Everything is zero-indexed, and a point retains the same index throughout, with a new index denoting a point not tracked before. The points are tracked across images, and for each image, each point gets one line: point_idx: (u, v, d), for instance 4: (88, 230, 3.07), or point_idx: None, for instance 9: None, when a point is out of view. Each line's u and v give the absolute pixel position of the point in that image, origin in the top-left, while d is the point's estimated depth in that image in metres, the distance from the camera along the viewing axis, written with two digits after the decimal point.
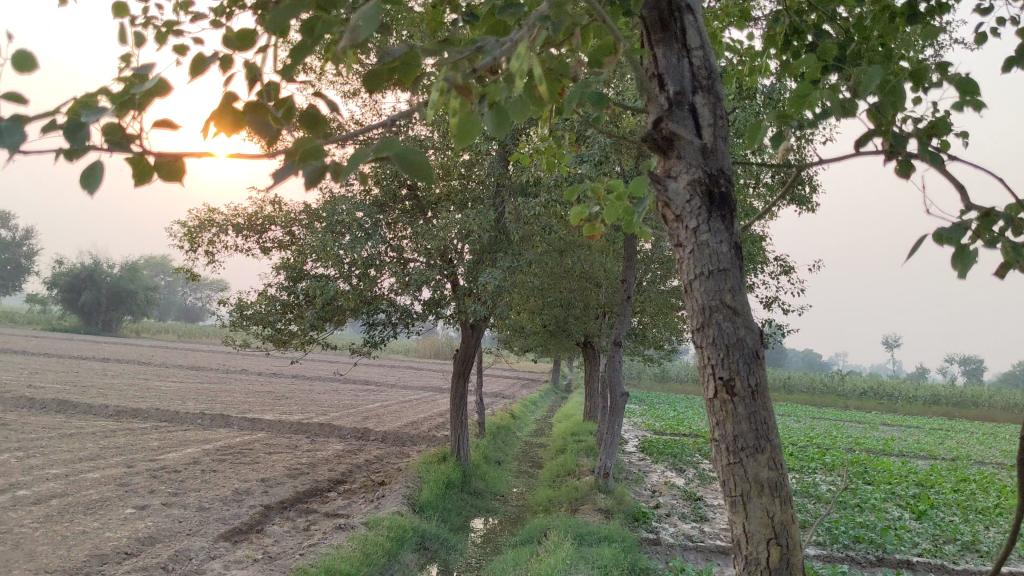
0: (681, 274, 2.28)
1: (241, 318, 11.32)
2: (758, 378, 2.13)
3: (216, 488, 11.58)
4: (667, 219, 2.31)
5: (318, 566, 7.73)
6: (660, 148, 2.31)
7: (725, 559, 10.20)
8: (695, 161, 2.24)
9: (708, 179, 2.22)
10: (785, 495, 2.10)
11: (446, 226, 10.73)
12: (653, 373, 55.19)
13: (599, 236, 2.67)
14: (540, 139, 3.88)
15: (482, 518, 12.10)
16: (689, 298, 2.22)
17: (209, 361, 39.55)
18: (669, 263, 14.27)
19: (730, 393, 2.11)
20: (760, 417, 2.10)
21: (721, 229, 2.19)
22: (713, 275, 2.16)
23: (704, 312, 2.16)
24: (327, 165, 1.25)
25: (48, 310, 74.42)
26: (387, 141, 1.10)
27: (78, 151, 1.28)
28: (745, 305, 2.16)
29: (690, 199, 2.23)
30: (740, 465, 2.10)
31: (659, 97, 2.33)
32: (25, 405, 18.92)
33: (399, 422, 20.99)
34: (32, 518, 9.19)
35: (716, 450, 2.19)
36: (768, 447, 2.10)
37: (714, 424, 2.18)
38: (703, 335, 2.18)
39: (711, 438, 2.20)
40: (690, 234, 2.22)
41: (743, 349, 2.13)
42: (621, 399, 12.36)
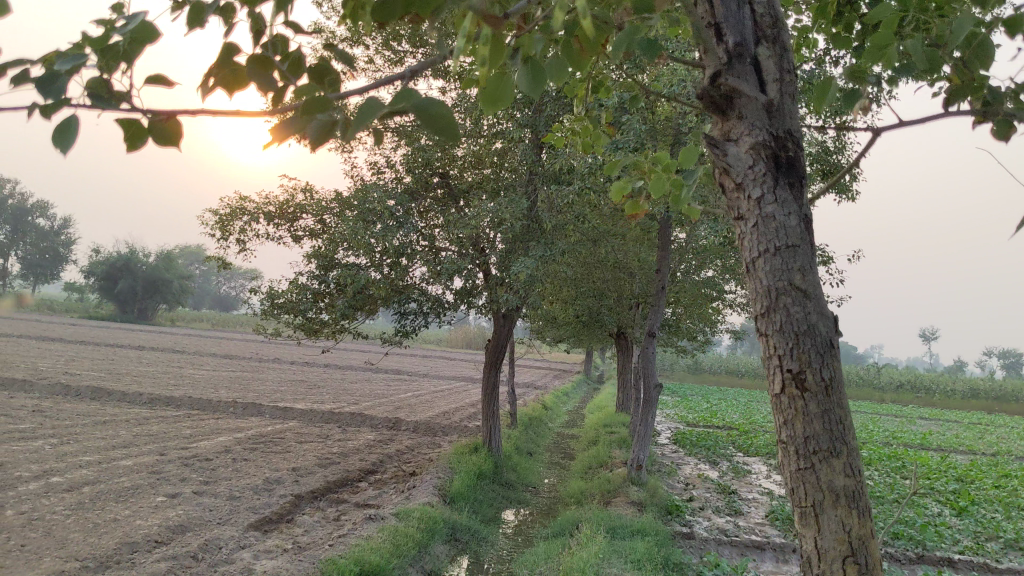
0: (744, 251, 2.13)
1: (273, 307, 11.27)
2: (831, 371, 1.96)
3: (247, 477, 11.58)
4: (728, 187, 2.15)
5: (347, 557, 7.66)
6: (719, 107, 2.15)
7: (761, 555, 10.02)
8: (759, 121, 2.08)
9: (774, 142, 2.06)
10: (863, 506, 1.92)
11: (478, 214, 10.62)
12: (686, 365, 54.83)
13: (641, 214, 2.54)
14: (575, 121, 3.76)
15: (514, 510, 12.00)
16: (756, 277, 2.07)
17: (243, 350, 39.81)
18: (704, 254, 14.08)
19: (800, 388, 1.94)
20: (834, 415, 1.93)
21: (790, 200, 2.03)
22: (780, 252, 2.01)
23: (771, 294, 2.01)
24: (337, 123, 1.13)
25: (85, 299, 75.33)
26: (401, 91, 0.96)
27: (57, 107, 1.18)
28: (816, 287, 2.00)
29: (754, 165, 2.07)
30: (812, 471, 1.93)
31: (717, 50, 2.16)
32: (61, 392, 19.08)
33: (431, 412, 20.96)
34: (65, 505, 9.21)
35: (784, 453, 2.02)
36: (842, 450, 1.92)
37: (782, 424, 2.02)
38: (769, 321, 2.02)
39: (778, 441, 2.03)
40: (754, 204, 2.07)
41: (814, 337, 1.96)
42: (655, 391, 12.19)
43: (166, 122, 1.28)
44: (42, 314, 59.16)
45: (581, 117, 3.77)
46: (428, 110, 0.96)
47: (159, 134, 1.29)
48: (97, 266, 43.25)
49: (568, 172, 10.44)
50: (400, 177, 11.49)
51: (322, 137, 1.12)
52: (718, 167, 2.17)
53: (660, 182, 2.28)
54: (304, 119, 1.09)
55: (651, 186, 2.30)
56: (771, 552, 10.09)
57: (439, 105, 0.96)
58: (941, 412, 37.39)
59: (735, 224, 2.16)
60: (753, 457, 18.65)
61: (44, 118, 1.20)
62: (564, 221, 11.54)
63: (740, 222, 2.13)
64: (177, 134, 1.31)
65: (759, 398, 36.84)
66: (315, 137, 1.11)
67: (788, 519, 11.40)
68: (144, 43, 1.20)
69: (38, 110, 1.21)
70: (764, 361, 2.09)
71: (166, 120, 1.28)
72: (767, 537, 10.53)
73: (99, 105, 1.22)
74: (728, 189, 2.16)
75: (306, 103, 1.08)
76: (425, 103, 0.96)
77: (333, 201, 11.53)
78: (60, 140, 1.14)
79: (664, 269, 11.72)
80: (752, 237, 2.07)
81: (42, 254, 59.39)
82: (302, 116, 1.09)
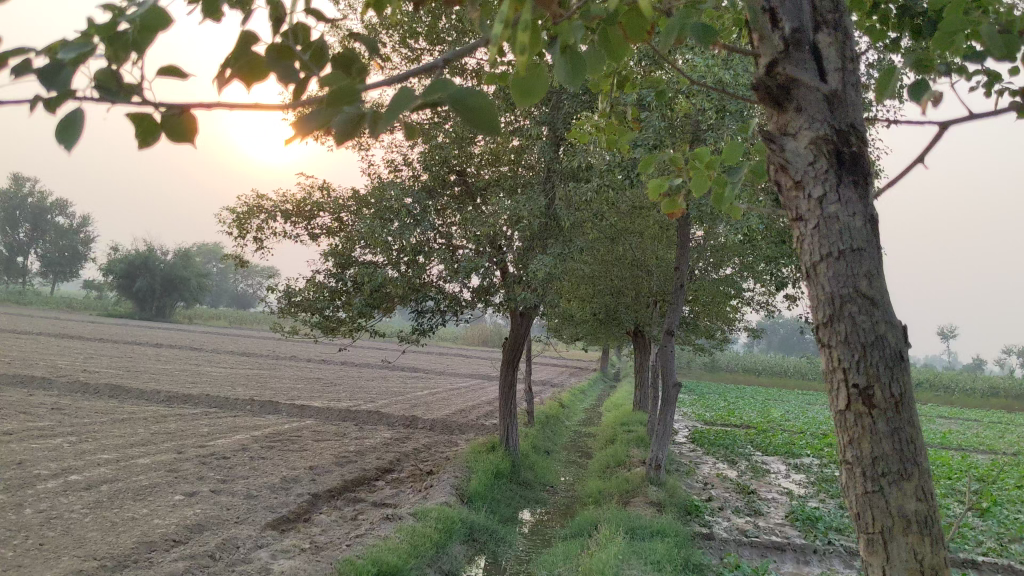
0: (802, 253, 2.00)
1: (290, 305, 11.24)
2: (902, 386, 1.83)
3: (264, 476, 11.56)
4: (786, 186, 2.03)
5: (365, 557, 7.62)
6: (776, 98, 2.04)
7: (781, 556, 9.92)
8: (820, 113, 1.96)
9: (838, 135, 1.93)
10: (935, 532, 1.80)
11: (495, 212, 10.54)
12: (702, 363, 54.61)
13: (678, 212, 2.44)
14: (600, 116, 3.71)
15: (532, 509, 11.94)
16: (817, 283, 1.94)
17: (260, 348, 39.92)
18: (723, 251, 13.97)
19: (868, 406, 1.82)
20: (905, 436, 1.81)
21: (854, 199, 1.90)
22: (844, 256, 1.88)
23: (835, 302, 1.88)
24: (363, 112, 1.05)
25: (103, 296, 75.77)
26: (438, 81, 0.89)
27: (61, 100, 1.11)
28: (883, 294, 1.86)
29: (814, 161, 1.95)
30: (881, 495, 1.82)
31: (774, 37, 2.05)
32: (79, 389, 19.13)
33: (447, 410, 20.92)
34: (82, 504, 9.20)
35: (847, 474, 1.91)
36: (914, 473, 1.81)
37: (846, 443, 1.90)
38: (832, 331, 1.90)
39: (842, 460, 1.92)
40: (815, 204, 1.94)
41: (883, 348, 1.83)
42: (674, 389, 12.09)
43: (180, 115, 1.22)
44: (60, 312, 59.52)
45: (604, 111, 3.70)
46: (465, 100, 0.89)
47: (171, 129, 1.22)
48: (115, 264, 43.45)
49: (587, 170, 10.35)
50: (418, 175, 11.44)
51: (348, 132, 1.05)
52: (775, 164, 2.05)
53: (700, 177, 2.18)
54: (329, 112, 1.03)
55: (692, 182, 2.20)
56: (792, 553, 9.99)
57: (479, 96, 0.89)
58: (960, 411, 37.09)
59: (792, 225, 2.03)
60: (772, 456, 18.51)
61: (47, 111, 1.14)
62: (582, 218, 11.47)
63: (798, 224, 2.00)
64: (192, 130, 1.24)
65: (776, 396, 36.64)
66: (341, 132, 1.04)
67: (808, 520, 11.30)
68: (155, 32, 1.13)
69: (41, 103, 1.14)
70: (825, 374, 1.96)
71: (181, 113, 1.22)
72: (788, 538, 10.43)
73: (108, 99, 1.16)
74: (785, 187, 2.04)
75: (331, 96, 1.01)
76: (462, 92, 0.89)
77: (350, 199, 11.49)
78: (64, 135, 1.07)
79: (683, 267, 11.62)
80: (813, 240, 1.94)
81: (61, 252, 59.74)
82: (328, 108, 1.02)
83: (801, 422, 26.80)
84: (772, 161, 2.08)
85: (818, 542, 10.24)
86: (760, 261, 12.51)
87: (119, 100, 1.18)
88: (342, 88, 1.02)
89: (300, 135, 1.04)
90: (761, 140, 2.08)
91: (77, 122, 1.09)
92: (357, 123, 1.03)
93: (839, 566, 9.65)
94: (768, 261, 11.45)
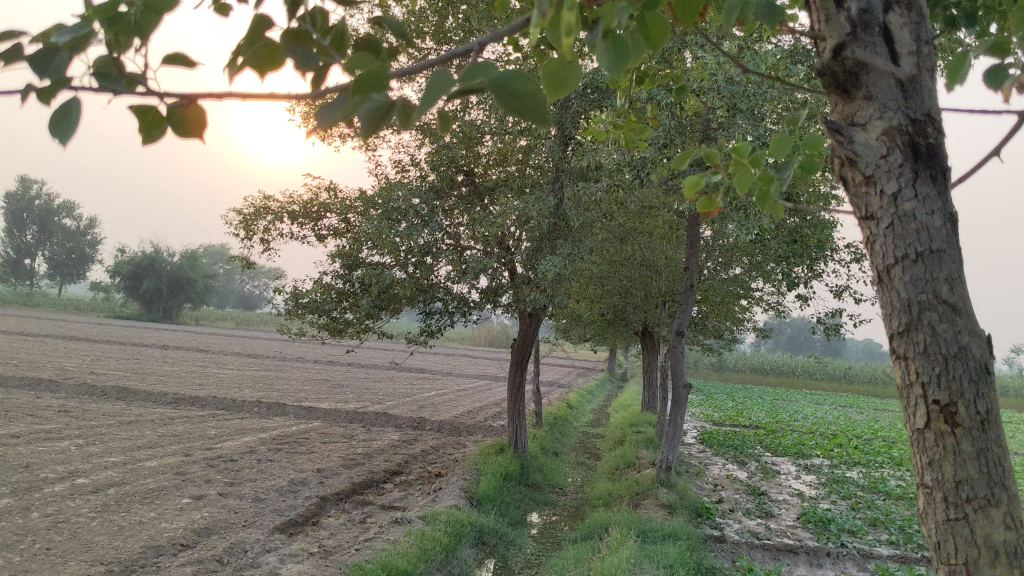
0: (874, 256, 1.79)
1: (297, 306, 11.17)
2: (988, 403, 1.62)
3: (272, 478, 11.51)
4: (856, 181, 1.81)
5: (374, 561, 7.54)
6: (842, 84, 1.83)
7: (794, 559, 9.82)
8: (892, 101, 1.74)
9: (912, 126, 1.72)
10: None
11: (504, 212, 10.45)
12: (709, 363, 54.48)
13: (713, 212, 2.32)
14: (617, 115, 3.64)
15: (541, 512, 11.86)
16: (891, 287, 1.72)
17: (267, 349, 39.92)
18: (733, 251, 13.89)
19: (950, 425, 1.61)
20: (991, 457, 1.60)
21: (932, 194, 1.69)
22: (921, 258, 1.66)
23: (911, 309, 1.67)
24: (394, 102, 0.95)
25: (110, 297, 75.96)
26: (480, 64, 0.79)
27: (55, 88, 1.03)
28: (966, 301, 1.65)
29: (886, 154, 1.73)
30: (965, 524, 1.60)
31: (839, 17, 1.83)
32: (86, 391, 19.13)
33: (454, 411, 20.86)
34: (90, 507, 9.14)
35: (926, 498, 1.69)
36: (1003, 498, 1.59)
37: (925, 465, 1.69)
38: (909, 342, 1.68)
39: (921, 484, 1.71)
40: (889, 200, 1.72)
41: (967, 360, 1.62)
42: (684, 390, 11.98)
43: (187, 109, 1.14)
44: (68, 314, 59.65)
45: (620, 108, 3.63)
46: (508, 84, 0.78)
47: (177, 122, 1.14)
48: (122, 266, 43.51)
49: (596, 169, 10.26)
50: (425, 175, 11.39)
51: (374, 127, 0.97)
52: (843, 156, 1.83)
53: (743, 175, 2.01)
54: (356, 99, 0.93)
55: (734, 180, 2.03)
56: (805, 556, 9.89)
57: (526, 81, 0.78)
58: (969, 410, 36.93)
59: (863, 224, 1.81)
60: (781, 457, 18.41)
61: (41, 102, 1.06)
62: (591, 218, 11.39)
63: (869, 222, 1.79)
64: (199, 124, 1.16)
65: (784, 396, 36.51)
66: (366, 124, 0.96)
67: (820, 522, 11.19)
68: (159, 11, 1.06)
69: (34, 93, 1.07)
70: (900, 388, 1.76)
71: (188, 105, 1.14)
72: (800, 541, 10.32)
73: (109, 90, 1.08)
74: (856, 182, 1.82)
75: (360, 82, 0.92)
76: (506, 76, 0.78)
77: (358, 200, 11.43)
78: (59, 126, 0.99)
79: (692, 267, 11.51)
80: (886, 241, 1.73)
81: (68, 254, 59.88)
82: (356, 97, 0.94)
83: (809, 422, 26.70)
84: (838, 155, 1.86)
85: (831, 545, 10.14)
86: (770, 260, 12.43)
87: (124, 90, 1.10)
88: (370, 73, 0.93)
89: (324, 127, 0.95)
90: (825, 130, 1.85)
91: (72, 112, 1.01)
92: (385, 116, 0.95)
93: (852, 569, 9.56)
94: (778, 261, 11.35)
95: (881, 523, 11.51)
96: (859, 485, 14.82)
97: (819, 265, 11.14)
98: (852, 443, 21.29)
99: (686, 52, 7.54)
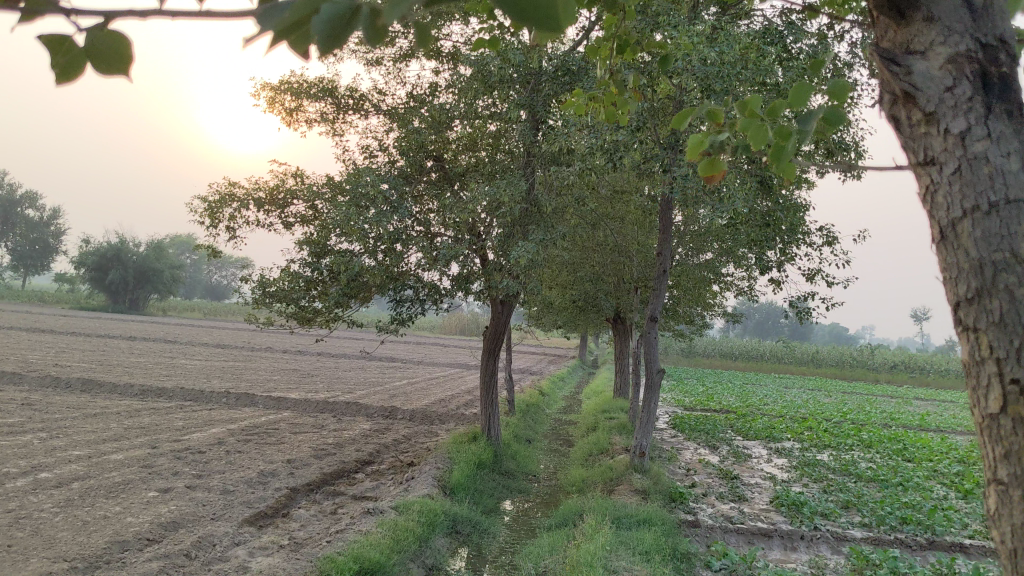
0: (937, 208, 1.58)
1: (265, 295, 10.97)
2: None
3: (241, 470, 11.31)
4: (913, 120, 1.63)
5: (345, 553, 7.38)
6: (898, 11, 1.65)
7: (768, 543, 9.80)
8: (960, 26, 1.56)
9: (983, 52, 1.53)
10: None
11: (474, 198, 10.29)
12: (679, 349, 54.78)
13: (720, 174, 2.17)
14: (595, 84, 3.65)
15: (515, 500, 11.76)
16: (957, 244, 1.52)
17: (235, 339, 39.57)
18: (705, 236, 13.88)
19: None
20: None
21: (1009, 134, 1.49)
22: (997, 209, 1.45)
23: (984, 270, 1.46)
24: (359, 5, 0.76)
25: (76, 288, 75.00)
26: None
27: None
28: None
29: (952, 85, 1.55)
30: None
31: None
32: (50, 383, 18.80)
33: (425, 399, 20.74)
34: (53, 502, 8.92)
35: (1002, 498, 1.50)
36: None
37: (1001, 458, 1.48)
38: (979, 311, 1.47)
39: (998, 479, 1.49)
40: (955, 140, 1.53)
41: None
42: (658, 376, 11.90)
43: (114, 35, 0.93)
44: (32, 305, 58.81)
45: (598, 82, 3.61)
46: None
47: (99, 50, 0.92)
48: (88, 256, 42.93)
49: (567, 153, 10.13)
50: (394, 161, 11.24)
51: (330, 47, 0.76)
52: (897, 90, 1.64)
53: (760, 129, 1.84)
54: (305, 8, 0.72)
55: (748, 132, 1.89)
56: (779, 540, 9.86)
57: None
58: (936, 392, 37.34)
59: (922, 172, 1.62)
60: (753, 441, 18.46)
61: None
62: (563, 203, 11.30)
63: (931, 169, 1.60)
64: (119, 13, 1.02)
65: (754, 381, 36.74)
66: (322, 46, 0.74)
67: (793, 505, 11.18)
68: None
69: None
70: (968, 370, 1.55)
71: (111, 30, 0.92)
72: (775, 525, 10.29)
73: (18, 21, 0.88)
74: (914, 122, 1.63)
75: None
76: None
77: (325, 186, 11.24)
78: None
79: (665, 253, 11.41)
80: (951, 191, 1.53)
81: (30, 244, 59.00)
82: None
83: (779, 406, 26.85)
84: (891, 91, 1.67)
85: (805, 528, 10.13)
86: (741, 244, 12.42)
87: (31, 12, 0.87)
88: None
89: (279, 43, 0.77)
90: (879, 62, 1.67)
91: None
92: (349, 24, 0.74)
93: (826, 552, 9.55)
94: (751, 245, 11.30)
95: (853, 506, 11.52)
96: (830, 468, 14.86)
97: (791, 249, 11.13)
98: (822, 426, 21.41)
99: (658, 32, 7.44)
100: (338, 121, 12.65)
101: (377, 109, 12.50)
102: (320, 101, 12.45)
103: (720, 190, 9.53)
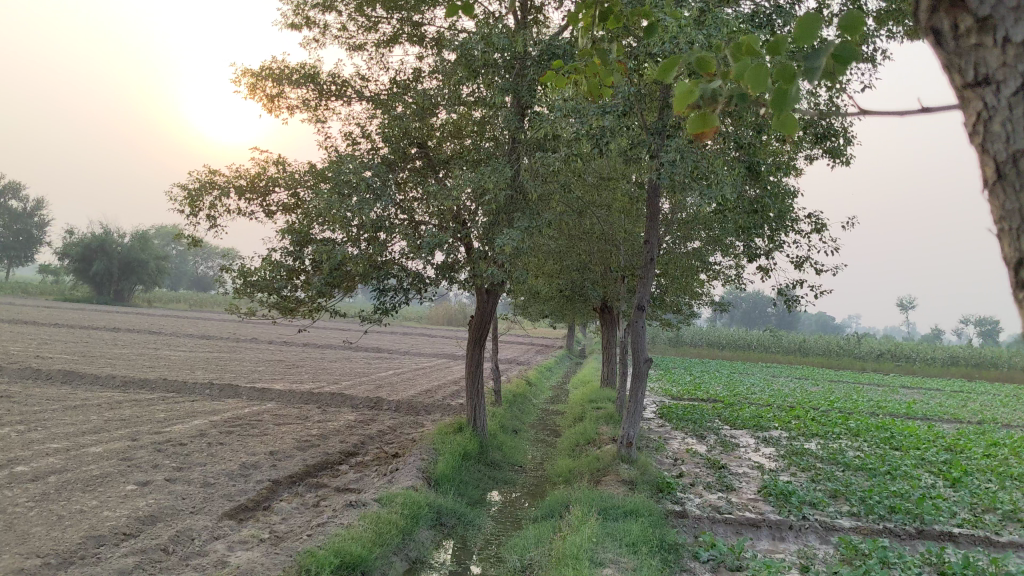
0: (994, 135, 1.45)
1: (245, 285, 10.75)
2: None
3: (222, 462, 11.13)
4: (962, 29, 1.49)
5: (326, 547, 7.23)
6: None
7: (756, 533, 9.70)
8: None
9: None
10: None
11: (458, 185, 10.12)
12: (666, 338, 54.77)
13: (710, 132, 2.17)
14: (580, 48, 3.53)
15: (501, 491, 11.64)
16: (1020, 182, 1.40)
17: (220, 330, 39.29)
18: (693, 224, 13.74)
19: None
20: None
21: None
22: None
23: None
24: None
25: (61, 279, 74.44)
26: None
27: None
28: None
29: None
30: None
31: None
32: (31, 375, 18.56)
33: (411, 390, 20.58)
34: (28, 497, 8.73)
35: None
36: None
37: None
38: None
39: None
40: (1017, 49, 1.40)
41: None
42: (645, 365, 11.78)
43: None
44: (15, 297, 58.32)
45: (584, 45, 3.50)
46: None
47: None
48: (72, 247, 42.53)
49: (553, 139, 9.95)
50: (378, 148, 11.06)
51: None
52: None
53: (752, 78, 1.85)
54: None
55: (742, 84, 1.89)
56: (768, 530, 9.76)
57: None
58: (922, 380, 37.44)
59: (972, 94, 1.49)
60: (740, 430, 18.39)
61: None
62: (550, 191, 11.14)
63: (984, 90, 1.46)
64: None
65: (741, 370, 36.74)
66: None
67: (781, 494, 11.09)
68: None
69: None
70: None
71: None
72: (763, 514, 10.19)
73: None
74: (962, 31, 1.50)
75: None
76: None
77: (308, 173, 11.04)
78: None
79: (652, 241, 11.26)
80: (1011, 118, 1.40)
81: (14, 235, 58.43)
82: None
83: (766, 395, 26.82)
84: None
85: (794, 518, 10.02)
86: (729, 232, 12.29)
87: None
88: None
89: None
90: None
91: None
92: None
93: (815, 542, 9.45)
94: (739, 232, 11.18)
95: (842, 495, 11.45)
96: (818, 457, 14.79)
97: (779, 236, 11.01)
98: (810, 414, 21.34)
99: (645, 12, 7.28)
100: (321, 108, 12.46)
101: (360, 96, 12.31)
102: (302, 87, 12.24)
103: (708, 176, 9.37)
